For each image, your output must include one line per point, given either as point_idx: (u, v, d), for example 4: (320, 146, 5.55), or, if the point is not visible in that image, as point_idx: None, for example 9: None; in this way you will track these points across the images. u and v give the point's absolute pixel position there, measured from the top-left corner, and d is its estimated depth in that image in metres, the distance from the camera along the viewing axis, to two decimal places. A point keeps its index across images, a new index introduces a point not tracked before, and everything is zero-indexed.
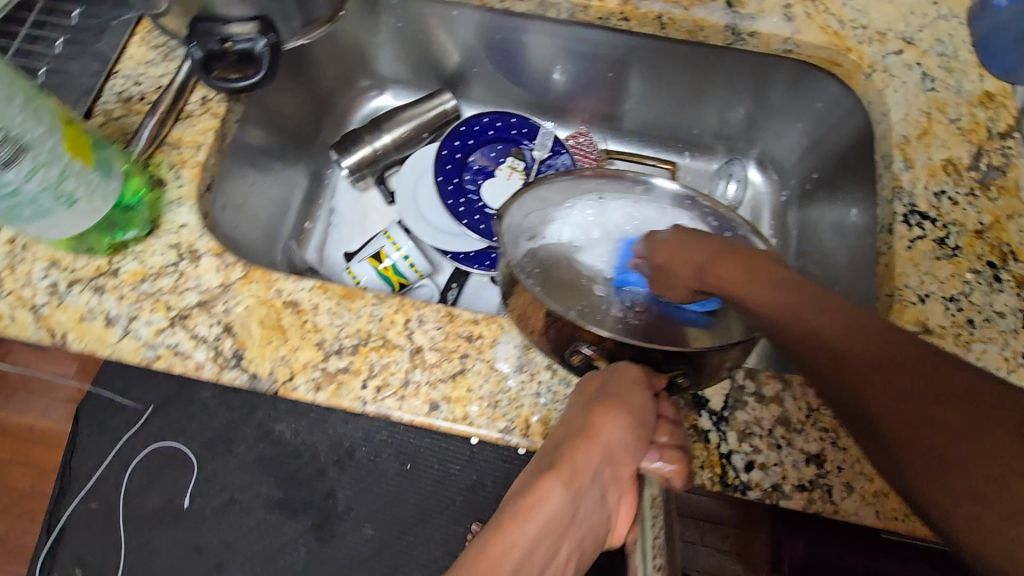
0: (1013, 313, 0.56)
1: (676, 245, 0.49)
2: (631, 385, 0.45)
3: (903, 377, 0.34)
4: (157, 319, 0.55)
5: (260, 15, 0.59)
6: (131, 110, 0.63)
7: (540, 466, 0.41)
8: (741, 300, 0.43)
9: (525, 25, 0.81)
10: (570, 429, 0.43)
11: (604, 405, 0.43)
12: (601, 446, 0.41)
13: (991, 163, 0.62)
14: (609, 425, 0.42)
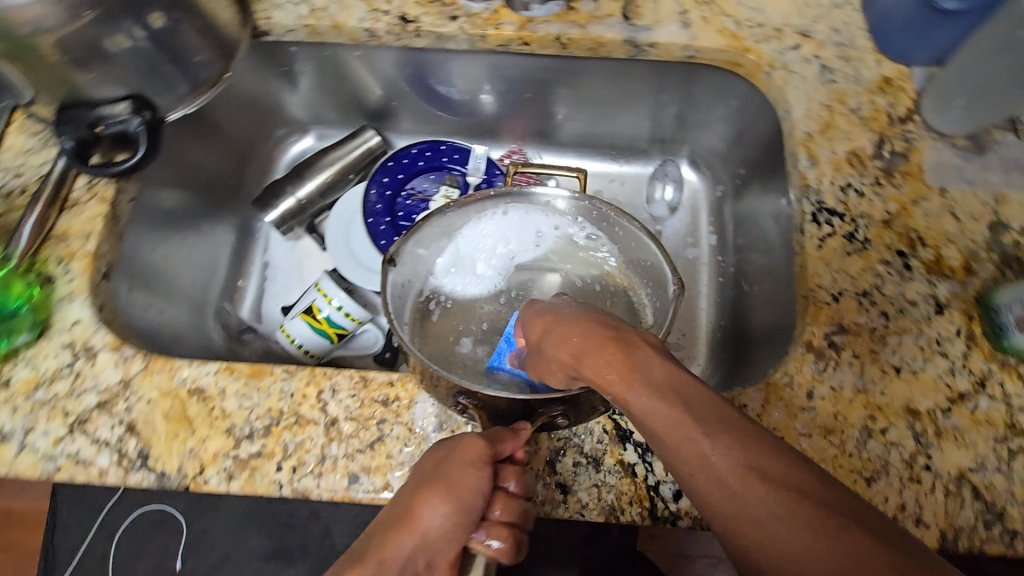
0: (926, 301, 0.52)
1: (557, 327, 0.45)
2: (460, 465, 0.45)
3: (782, 512, 0.32)
4: (55, 428, 0.52)
5: (131, 94, 0.58)
6: (12, 206, 0.60)
7: (361, 547, 0.45)
8: (622, 401, 0.39)
9: (448, 56, 0.79)
10: (393, 513, 0.45)
11: (428, 490, 0.45)
12: (417, 535, 0.44)
13: (893, 150, 0.58)
14: (426, 512, 0.44)
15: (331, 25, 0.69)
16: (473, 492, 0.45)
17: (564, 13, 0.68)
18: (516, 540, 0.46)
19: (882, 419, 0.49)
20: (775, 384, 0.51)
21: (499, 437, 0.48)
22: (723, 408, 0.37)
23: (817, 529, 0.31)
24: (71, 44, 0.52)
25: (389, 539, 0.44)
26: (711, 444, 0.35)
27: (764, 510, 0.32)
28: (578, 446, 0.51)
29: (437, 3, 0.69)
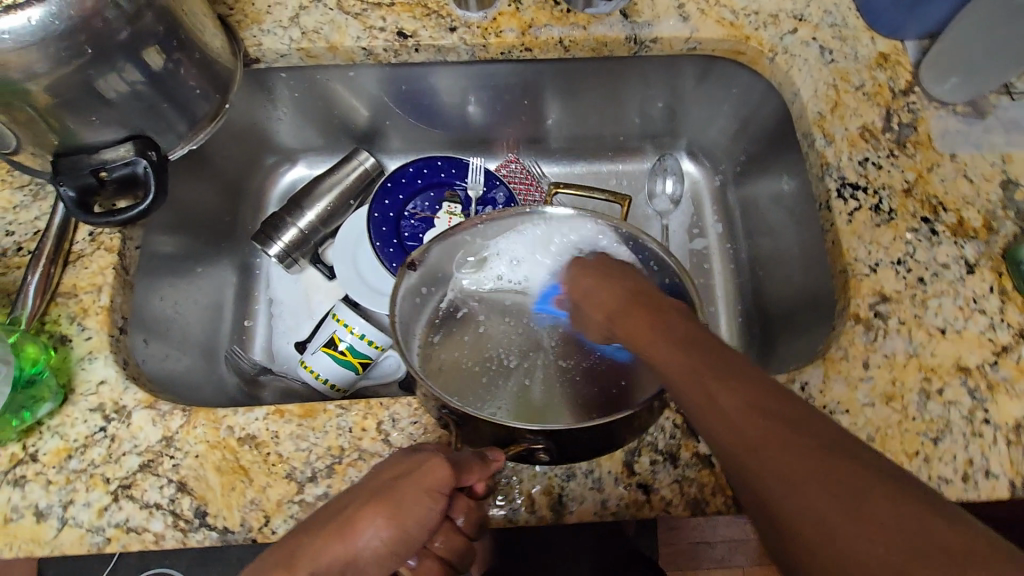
0: (955, 263, 0.57)
1: (593, 285, 0.55)
2: (416, 490, 0.43)
3: (788, 448, 0.32)
4: (97, 497, 0.49)
5: (132, 134, 0.54)
6: (9, 266, 0.54)
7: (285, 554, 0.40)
8: (646, 351, 0.45)
9: (436, 68, 0.77)
10: (332, 521, 0.42)
11: (377, 508, 0.42)
12: (348, 557, 0.40)
13: (902, 122, 0.62)
14: (366, 528, 0.41)
15: (326, 46, 0.64)
16: (420, 516, 0.43)
17: (565, 15, 0.66)
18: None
19: (936, 379, 0.53)
20: (832, 357, 0.54)
21: (467, 461, 0.45)
22: (725, 360, 0.39)
23: (829, 451, 0.32)
24: (65, 89, 0.48)
25: (317, 551, 0.40)
26: (742, 382, 0.37)
27: (765, 445, 0.33)
28: (652, 444, 0.51)
29: (434, 16, 0.65)
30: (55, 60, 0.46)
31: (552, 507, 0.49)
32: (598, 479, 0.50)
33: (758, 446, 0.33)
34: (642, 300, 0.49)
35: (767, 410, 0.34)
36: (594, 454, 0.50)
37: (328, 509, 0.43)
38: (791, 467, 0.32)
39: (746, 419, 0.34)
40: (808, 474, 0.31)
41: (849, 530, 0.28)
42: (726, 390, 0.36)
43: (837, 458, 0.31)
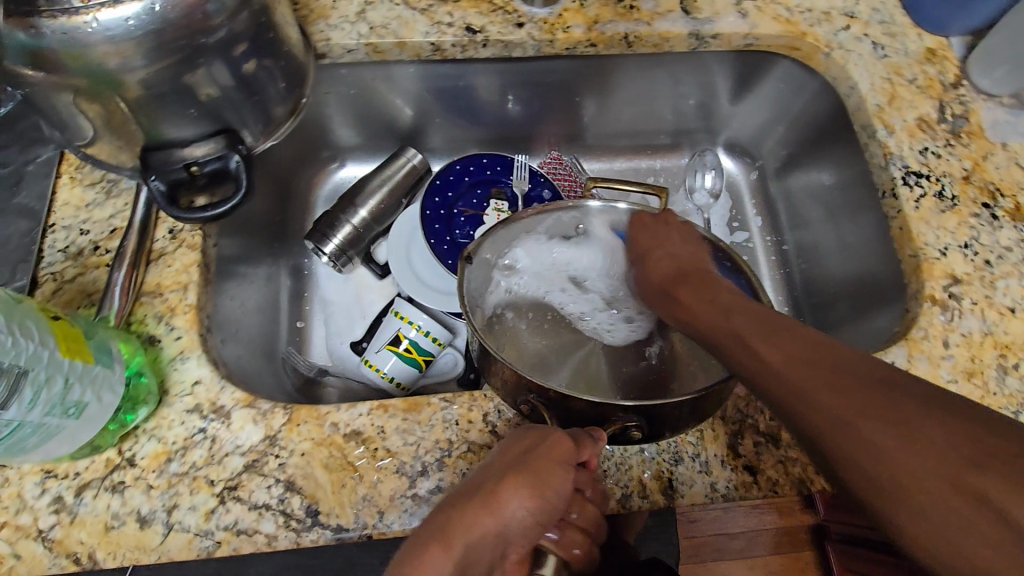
0: (1017, 245, 0.59)
1: (654, 251, 0.57)
2: (551, 463, 0.42)
3: (832, 388, 0.36)
4: (202, 500, 0.47)
5: (222, 129, 0.53)
6: (86, 266, 0.53)
7: (432, 526, 0.40)
8: (690, 317, 0.48)
9: (475, 68, 0.76)
10: (469, 494, 0.41)
11: (517, 477, 0.42)
12: (497, 522, 0.40)
13: (955, 113, 0.65)
14: (510, 499, 0.41)
15: (395, 41, 0.67)
16: (556, 485, 0.42)
17: (628, 12, 0.69)
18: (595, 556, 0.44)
19: (1011, 355, 0.55)
20: (914, 337, 0.56)
21: (580, 437, 0.45)
22: (765, 319, 0.42)
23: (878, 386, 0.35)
24: (158, 83, 0.47)
25: (467, 523, 0.40)
26: (771, 344, 0.40)
27: (821, 388, 0.36)
28: (753, 426, 0.52)
29: (500, 11, 0.68)
30: (158, 51, 0.44)
31: (664, 492, 0.49)
32: (706, 462, 0.51)
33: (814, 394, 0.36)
34: (697, 266, 0.53)
35: (800, 363, 0.38)
36: (698, 437, 0.51)
37: (460, 489, 0.43)
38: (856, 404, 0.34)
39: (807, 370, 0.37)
40: (857, 411, 0.34)
41: (889, 459, 0.32)
42: (765, 347, 0.40)
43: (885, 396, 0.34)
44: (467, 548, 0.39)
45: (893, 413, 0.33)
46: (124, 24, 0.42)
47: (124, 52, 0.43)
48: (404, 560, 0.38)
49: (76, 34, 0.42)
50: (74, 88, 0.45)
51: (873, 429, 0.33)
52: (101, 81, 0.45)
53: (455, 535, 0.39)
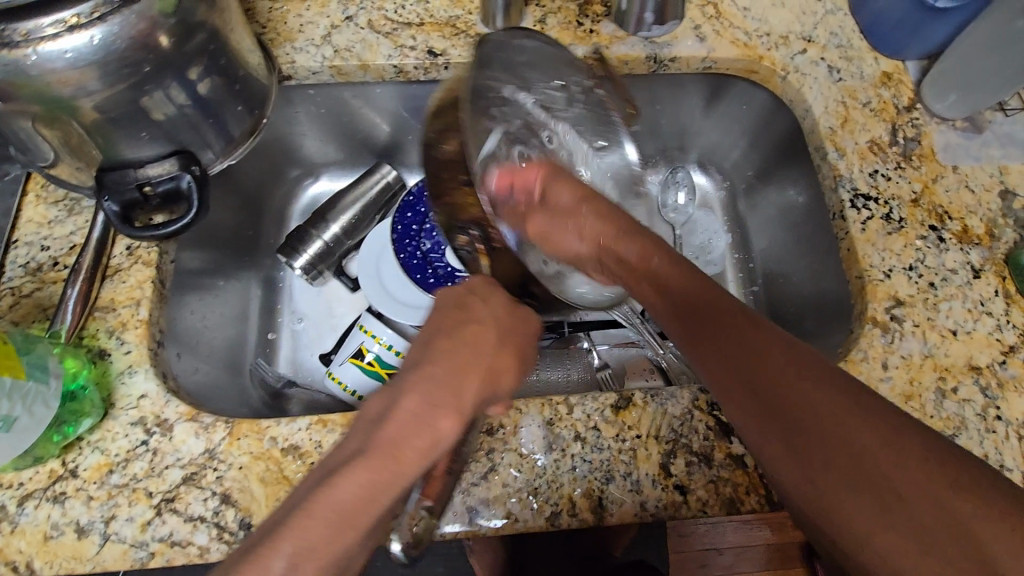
0: (963, 268, 0.60)
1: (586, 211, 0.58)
2: (532, 341, 0.47)
3: (852, 420, 0.34)
4: (140, 511, 0.48)
5: (177, 151, 0.55)
6: (44, 281, 0.55)
7: (435, 391, 0.39)
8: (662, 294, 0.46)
9: None
10: (465, 359, 0.42)
11: (518, 354, 0.45)
12: (493, 393, 0.43)
13: (906, 136, 0.66)
14: (507, 377, 0.44)
15: (359, 64, 0.69)
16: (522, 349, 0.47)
17: (587, 36, 0.70)
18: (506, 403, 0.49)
19: (951, 378, 0.55)
20: (853, 359, 0.56)
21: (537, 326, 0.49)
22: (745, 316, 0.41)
23: (905, 436, 0.34)
24: (113, 107, 0.49)
25: (477, 392, 0.41)
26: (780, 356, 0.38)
27: (839, 416, 0.34)
28: (687, 445, 0.52)
29: (462, 35, 0.70)
30: (108, 78, 0.47)
31: (594, 511, 0.50)
32: (637, 481, 0.51)
33: (826, 411, 0.35)
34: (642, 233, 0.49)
35: (829, 387, 0.36)
36: (630, 456, 0.52)
37: (439, 350, 0.42)
38: (872, 446, 0.33)
39: (826, 398, 0.35)
40: (880, 455, 0.33)
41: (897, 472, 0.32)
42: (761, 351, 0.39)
43: (906, 449, 0.33)
44: (473, 410, 0.40)
45: (896, 463, 0.33)
46: (63, 56, 0.44)
47: (76, 79, 0.45)
48: (410, 424, 0.37)
49: (17, 65, 0.43)
50: (30, 114, 0.47)
51: (885, 468, 0.33)
52: (55, 106, 0.47)
53: (465, 400, 0.40)
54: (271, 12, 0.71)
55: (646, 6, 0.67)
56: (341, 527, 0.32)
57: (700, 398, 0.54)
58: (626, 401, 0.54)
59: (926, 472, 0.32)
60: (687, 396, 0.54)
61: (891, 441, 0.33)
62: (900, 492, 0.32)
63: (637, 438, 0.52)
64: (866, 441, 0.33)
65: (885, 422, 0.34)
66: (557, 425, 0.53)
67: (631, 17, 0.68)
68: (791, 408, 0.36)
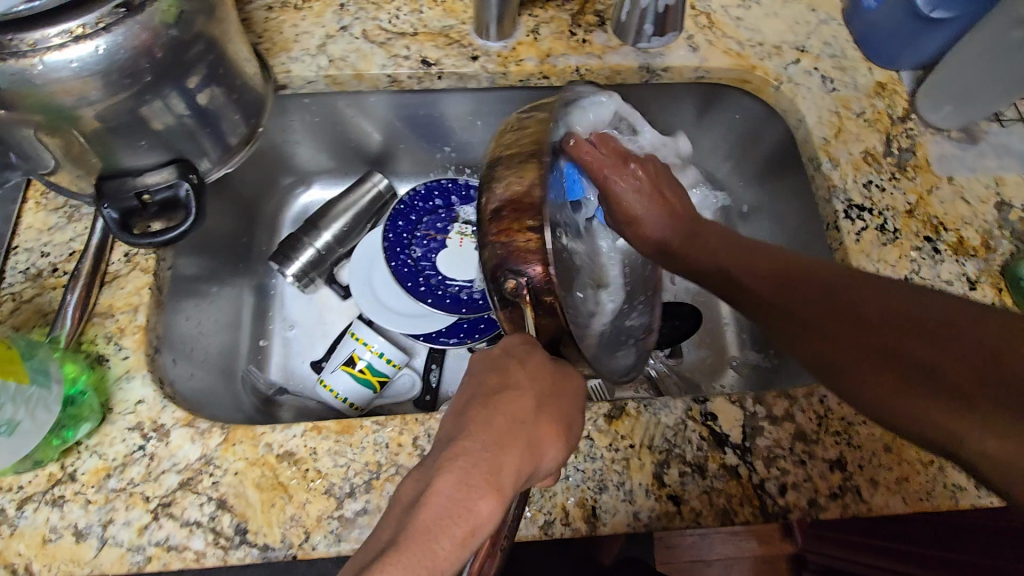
0: (958, 279, 0.60)
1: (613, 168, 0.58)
2: (574, 403, 0.41)
3: (872, 317, 0.40)
4: (137, 516, 0.49)
5: (174, 159, 0.56)
6: (44, 287, 0.56)
7: (469, 476, 0.34)
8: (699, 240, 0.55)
9: (445, 95, 0.76)
10: (503, 429, 0.37)
11: (558, 427, 0.39)
12: (535, 466, 0.37)
13: (901, 147, 0.66)
14: (550, 451, 0.39)
15: (353, 73, 0.70)
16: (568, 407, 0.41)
17: (580, 45, 0.71)
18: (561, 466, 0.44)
19: None
20: None
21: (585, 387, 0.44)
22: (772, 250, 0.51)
23: (925, 321, 0.37)
24: (114, 115, 0.49)
25: (519, 468, 0.35)
26: (821, 283, 0.44)
27: (877, 318, 0.39)
28: (680, 456, 0.53)
29: (455, 45, 0.71)
30: (110, 88, 0.47)
31: (587, 520, 0.50)
32: (630, 491, 0.51)
33: (869, 316, 0.40)
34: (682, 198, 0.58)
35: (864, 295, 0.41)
36: (624, 466, 0.52)
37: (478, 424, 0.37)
38: (895, 332, 0.38)
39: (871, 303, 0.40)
40: (901, 342, 0.38)
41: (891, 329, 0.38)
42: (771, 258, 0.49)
43: (930, 334, 0.36)
44: (517, 490, 0.35)
45: (926, 345, 0.36)
46: (69, 65, 0.44)
47: (78, 89, 0.46)
48: (444, 509, 0.33)
49: (23, 74, 0.44)
50: (33, 123, 0.48)
51: (929, 357, 0.36)
52: (58, 117, 0.48)
53: (510, 475, 0.35)
54: (267, 20, 0.72)
55: (646, 16, 0.67)
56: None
57: (693, 408, 0.55)
58: (619, 410, 0.54)
59: (942, 342, 0.36)
60: (681, 405, 0.55)
61: (908, 324, 0.38)
62: (930, 366, 0.36)
63: (630, 448, 0.53)
64: (878, 336, 0.39)
65: (904, 312, 0.38)
66: None
67: (631, 28, 0.69)
68: (832, 332, 0.41)
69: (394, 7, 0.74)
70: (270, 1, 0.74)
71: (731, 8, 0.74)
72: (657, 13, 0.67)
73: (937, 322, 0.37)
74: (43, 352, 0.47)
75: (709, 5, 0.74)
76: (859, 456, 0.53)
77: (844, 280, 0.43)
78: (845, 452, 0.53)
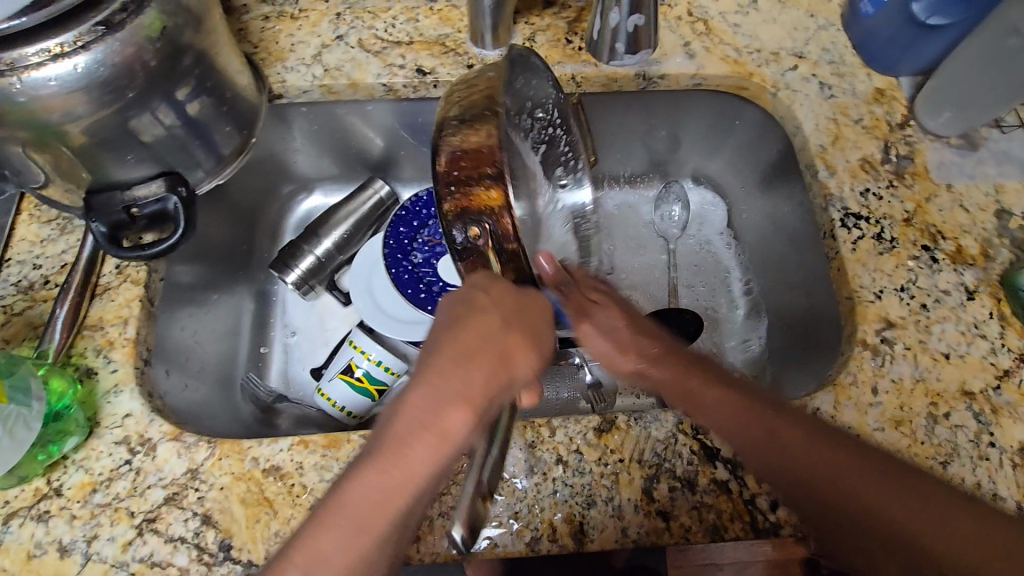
0: (956, 289, 0.58)
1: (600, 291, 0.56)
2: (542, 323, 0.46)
3: (863, 461, 0.44)
4: (122, 531, 0.49)
5: (164, 172, 0.56)
6: (35, 299, 0.56)
7: (443, 392, 0.41)
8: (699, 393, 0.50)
9: None
10: (472, 346, 0.43)
11: (527, 339, 0.45)
12: (510, 380, 0.43)
13: (900, 154, 0.65)
14: (523, 361, 0.44)
15: (347, 83, 0.70)
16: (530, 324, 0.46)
17: (576, 53, 0.70)
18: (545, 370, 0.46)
19: (943, 404, 0.54)
20: (842, 383, 0.54)
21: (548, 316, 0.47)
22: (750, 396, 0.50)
23: (903, 471, 0.44)
24: (101, 130, 0.49)
25: (485, 380, 0.42)
26: (799, 436, 0.46)
27: (858, 477, 0.44)
28: (670, 470, 0.52)
29: (451, 53, 0.71)
30: (95, 103, 0.47)
31: (575, 536, 0.49)
32: (618, 507, 0.51)
33: (855, 488, 0.43)
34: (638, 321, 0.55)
35: (843, 451, 0.45)
36: (613, 481, 0.51)
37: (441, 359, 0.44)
38: (876, 476, 0.43)
39: (859, 472, 0.44)
40: (881, 494, 0.43)
41: (890, 513, 0.42)
42: (781, 447, 0.46)
43: (906, 483, 0.43)
44: (487, 402, 0.42)
45: (900, 493, 0.43)
46: (48, 83, 0.44)
47: (63, 105, 0.46)
48: (416, 429, 0.40)
49: (5, 91, 0.44)
50: (20, 139, 0.48)
51: (908, 514, 0.42)
52: (46, 132, 0.48)
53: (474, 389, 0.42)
54: (263, 31, 0.72)
55: (618, 35, 0.67)
56: (352, 526, 0.38)
57: (684, 422, 0.54)
58: (609, 423, 0.54)
59: (921, 502, 0.42)
60: (671, 419, 0.54)
61: (889, 480, 0.43)
62: (924, 522, 0.41)
63: (619, 462, 0.52)
64: (869, 488, 0.43)
65: (890, 471, 0.44)
66: (539, 448, 0.53)
67: (604, 46, 0.68)
68: (831, 497, 0.44)
69: (390, 16, 0.74)
70: (267, 12, 0.74)
71: (728, 14, 0.73)
72: (628, 32, 0.67)
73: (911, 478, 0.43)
74: (26, 368, 0.47)
75: (706, 12, 0.73)
76: None
77: (836, 459, 0.45)
78: None
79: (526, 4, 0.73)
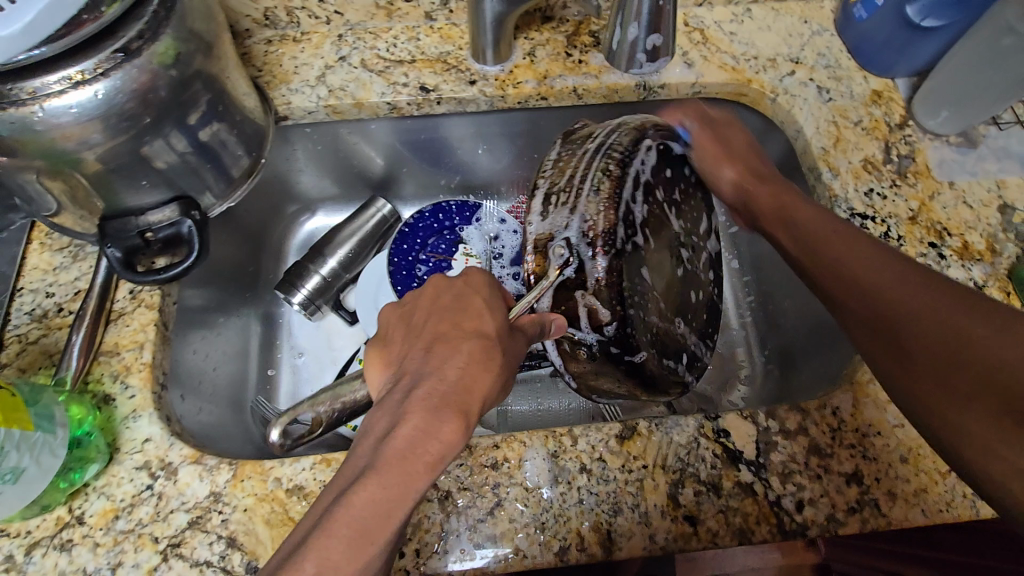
0: (965, 284, 0.59)
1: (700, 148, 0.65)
2: (474, 316, 0.46)
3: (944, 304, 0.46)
4: (146, 558, 0.48)
5: (177, 196, 0.56)
6: (50, 327, 0.56)
7: (445, 397, 0.41)
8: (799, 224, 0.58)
9: (446, 118, 0.76)
10: (458, 334, 0.45)
11: (463, 323, 0.46)
12: (441, 388, 0.41)
13: (900, 153, 0.66)
14: (453, 363, 0.42)
15: (353, 102, 0.71)
16: (492, 330, 0.46)
17: (577, 66, 0.72)
18: (491, 354, 0.44)
19: None
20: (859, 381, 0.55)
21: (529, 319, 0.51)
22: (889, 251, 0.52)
23: (966, 316, 0.45)
24: (116, 157, 0.50)
25: (445, 360, 0.43)
26: (921, 274, 0.49)
27: (899, 307, 0.48)
28: (694, 475, 0.52)
29: (454, 70, 0.72)
30: (110, 130, 0.47)
31: (602, 545, 0.49)
32: (645, 514, 0.50)
33: (915, 325, 0.46)
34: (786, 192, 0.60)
35: (890, 266, 0.50)
36: (638, 487, 0.51)
37: (404, 370, 0.44)
38: (924, 322, 0.46)
39: (929, 298, 0.47)
40: (920, 328, 0.46)
41: (943, 342, 0.44)
42: (875, 269, 0.51)
43: (975, 310, 0.44)
44: (467, 403, 0.41)
45: (964, 343, 0.44)
46: (67, 111, 0.45)
47: (81, 133, 0.46)
48: (389, 401, 0.41)
49: (23, 122, 0.44)
50: (35, 168, 0.48)
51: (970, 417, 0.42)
52: (62, 161, 0.48)
53: (472, 405, 0.41)
54: (266, 54, 0.73)
55: (637, 48, 0.68)
56: (355, 534, 0.36)
57: (706, 425, 0.54)
58: (630, 430, 0.54)
59: (966, 343, 0.43)
60: (692, 423, 0.54)
61: (931, 309, 0.46)
62: (941, 364, 0.44)
63: (644, 468, 0.52)
64: (922, 309, 0.47)
65: (949, 319, 0.45)
66: (562, 457, 0.52)
67: (621, 56, 0.69)
68: (890, 322, 0.48)
69: (392, 36, 0.75)
70: (269, 35, 0.75)
71: (724, 23, 0.75)
72: (646, 48, 0.68)
73: (986, 321, 0.44)
74: (46, 393, 0.48)
75: (702, 21, 0.75)
76: (876, 468, 0.52)
77: (915, 296, 0.47)
78: (861, 466, 0.52)
79: (526, 19, 0.75)
